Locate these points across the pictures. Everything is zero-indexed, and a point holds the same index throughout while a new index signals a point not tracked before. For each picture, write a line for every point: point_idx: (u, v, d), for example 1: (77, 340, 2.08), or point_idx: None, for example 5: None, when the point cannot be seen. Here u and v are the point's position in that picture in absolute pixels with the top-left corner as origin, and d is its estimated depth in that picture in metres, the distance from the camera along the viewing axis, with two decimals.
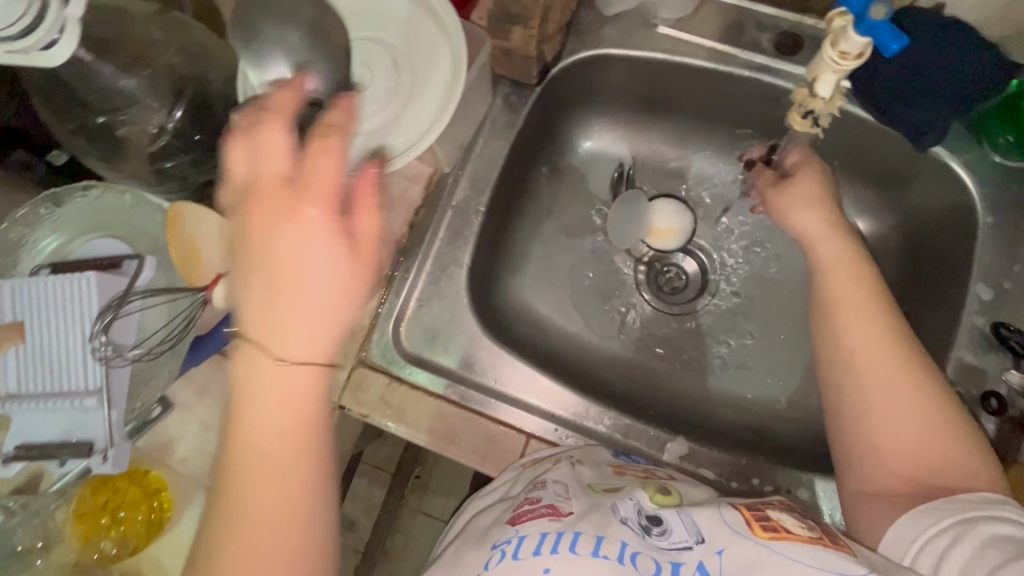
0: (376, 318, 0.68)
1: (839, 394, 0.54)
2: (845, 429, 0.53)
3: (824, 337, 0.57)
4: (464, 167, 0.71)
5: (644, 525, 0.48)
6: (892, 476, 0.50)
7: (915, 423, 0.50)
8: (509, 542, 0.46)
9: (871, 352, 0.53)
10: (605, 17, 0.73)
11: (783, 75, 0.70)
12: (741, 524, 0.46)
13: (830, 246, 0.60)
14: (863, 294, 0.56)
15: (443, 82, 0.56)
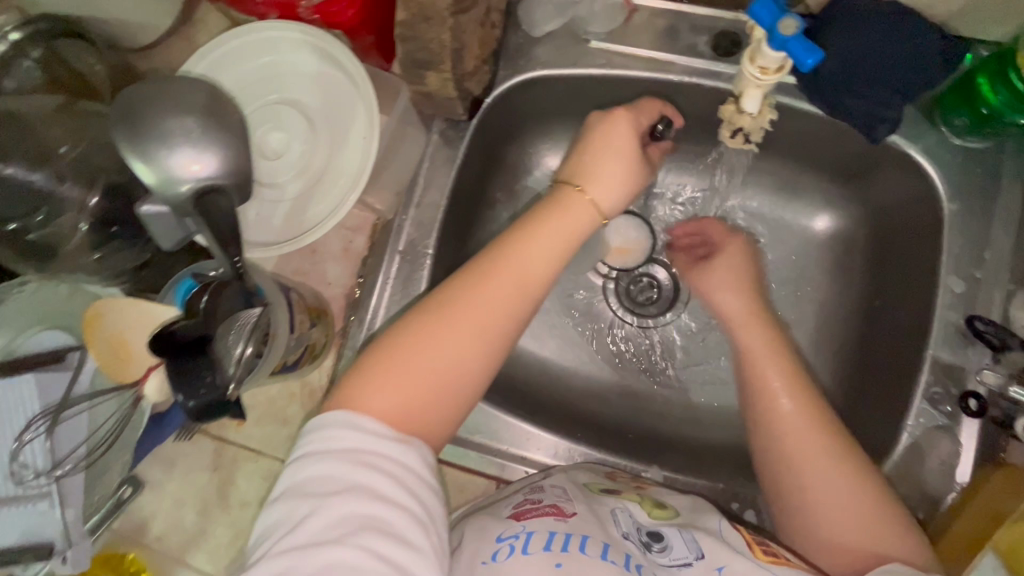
0: (334, 376, 0.67)
1: (775, 481, 0.56)
2: (788, 509, 0.55)
3: (761, 421, 0.58)
4: (407, 210, 0.69)
5: (645, 542, 0.55)
6: (835, 553, 0.52)
7: (858, 515, 0.52)
8: (517, 536, 0.51)
9: (799, 441, 0.55)
10: (534, 38, 0.70)
11: (723, 78, 0.67)
12: (741, 545, 0.53)
13: (755, 334, 0.63)
14: (790, 383, 0.59)
15: (361, 137, 0.55)
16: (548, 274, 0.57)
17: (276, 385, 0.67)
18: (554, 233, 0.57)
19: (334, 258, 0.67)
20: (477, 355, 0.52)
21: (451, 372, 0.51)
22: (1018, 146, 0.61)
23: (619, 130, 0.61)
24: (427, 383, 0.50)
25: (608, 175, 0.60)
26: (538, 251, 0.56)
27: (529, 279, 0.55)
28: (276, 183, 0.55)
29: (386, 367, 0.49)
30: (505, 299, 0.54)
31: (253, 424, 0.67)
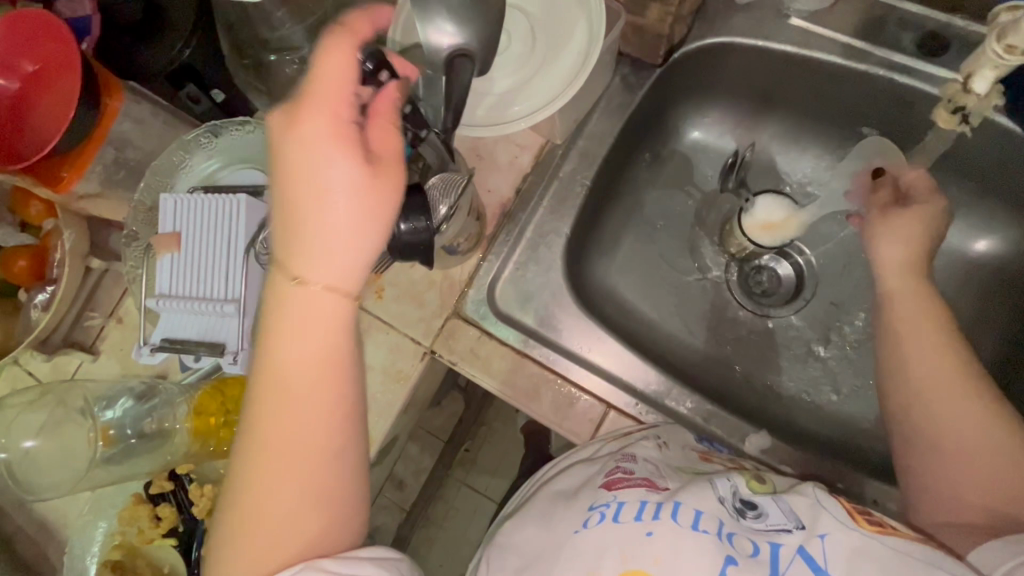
0: (475, 275, 0.71)
1: (910, 418, 0.57)
2: (917, 454, 0.56)
3: (894, 369, 0.59)
4: (575, 142, 0.73)
5: (739, 508, 0.49)
6: (968, 506, 0.52)
7: (990, 457, 0.52)
8: (608, 505, 0.48)
9: (942, 383, 0.55)
10: (735, 5, 0.72)
11: (924, 77, 0.66)
12: (843, 514, 0.47)
13: (901, 282, 0.61)
14: (926, 328, 0.58)
15: (576, 52, 0.58)
16: (334, 366, 0.43)
17: (420, 271, 0.72)
18: (298, 358, 0.42)
19: (500, 169, 0.73)
20: (303, 412, 0.43)
21: (303, 463, 0.44)
22: None
23: (316, 113, 0.40)
24: (274, 527, 0.43)
25: (338, 177, 0.40)
26: (292, 310, 0.41)
27: (289, 376, 0.43)
28: (489, 77, 0.59)
29: (257, 464, 0.44)
30: (290, 401, 0.43)
31: (391, 300, 0.72)
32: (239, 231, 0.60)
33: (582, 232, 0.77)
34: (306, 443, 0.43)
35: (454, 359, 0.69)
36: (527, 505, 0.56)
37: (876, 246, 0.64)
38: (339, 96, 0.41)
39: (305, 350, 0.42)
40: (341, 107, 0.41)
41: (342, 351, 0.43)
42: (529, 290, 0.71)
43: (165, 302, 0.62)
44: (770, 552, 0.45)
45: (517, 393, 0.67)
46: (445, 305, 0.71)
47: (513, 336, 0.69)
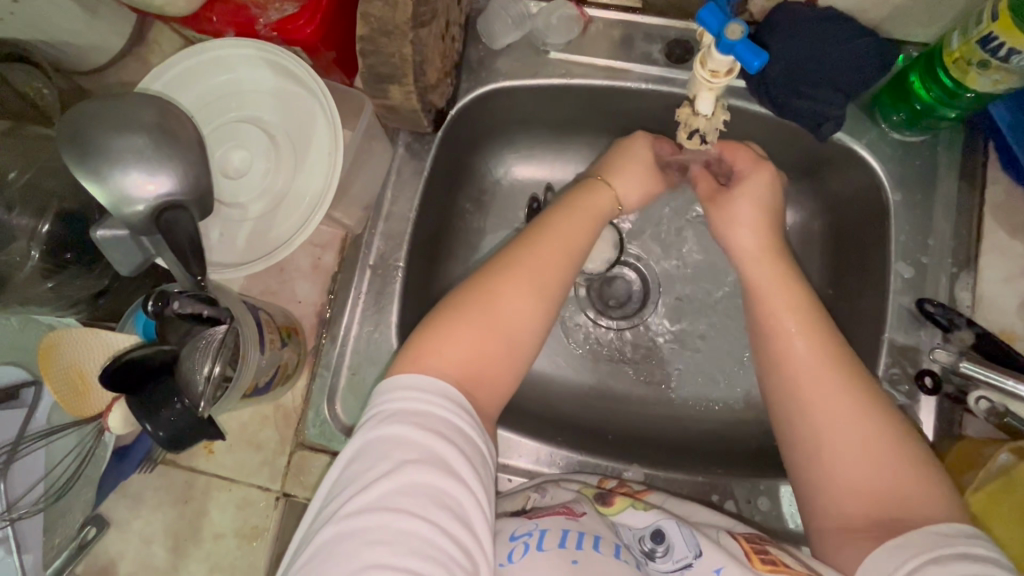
0: (308, 396, 0.65)
1: (791, 420, 0.53)
2: (803, 459, 0.52)
3: (771, 365, 0.56)
4: (376, 225, 0.69)
5: (648, 550, 0.52)
6: (855, 508, 0.48)
7: (879, 455, 0.48)
8: (531, 534, 0.50)
9: (819, 379, 0.52)
10: (494, 51, 0.71)
11: (679, 83, 0.69)
12: (739, 552, 0.49)
13: (761, 267, 0.61)
14: (798, 321, 0.56)
15: (324, 152, 0.54)
16: (565, 274, 0.56)
17: (248, 409, 0.65)
18: (584, 211, 0.61)
19: (305, 276, 0.68)
20: (537, 316, 0.54)
21: (519, 317, 0.53)
22: (953, 137, 0.65)
23: (552, 240, 0.57)
24: (472, 368, 0.50)
25: (646, 171, 0.66)
26: (570, 229, 0.58)
27: (569, 240, 0.58)
28: (239, 202, 0.54)
29: (469, 321, 0.51)
30: (533, 295, 0.54)
31: (224, 451, 0.65)
32: None
33: (417, 309, 0.73)
34: (534, 311, 0.53)
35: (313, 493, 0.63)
36: None
37: (732, 234, 0.64)
38: (539, 266, 0.55)
39: (517, 303, 0.53)
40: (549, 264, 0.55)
41: (562, 285, 0.56)
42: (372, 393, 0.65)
43: None
44: None
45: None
46: (285, 438, 0.65)
47: None
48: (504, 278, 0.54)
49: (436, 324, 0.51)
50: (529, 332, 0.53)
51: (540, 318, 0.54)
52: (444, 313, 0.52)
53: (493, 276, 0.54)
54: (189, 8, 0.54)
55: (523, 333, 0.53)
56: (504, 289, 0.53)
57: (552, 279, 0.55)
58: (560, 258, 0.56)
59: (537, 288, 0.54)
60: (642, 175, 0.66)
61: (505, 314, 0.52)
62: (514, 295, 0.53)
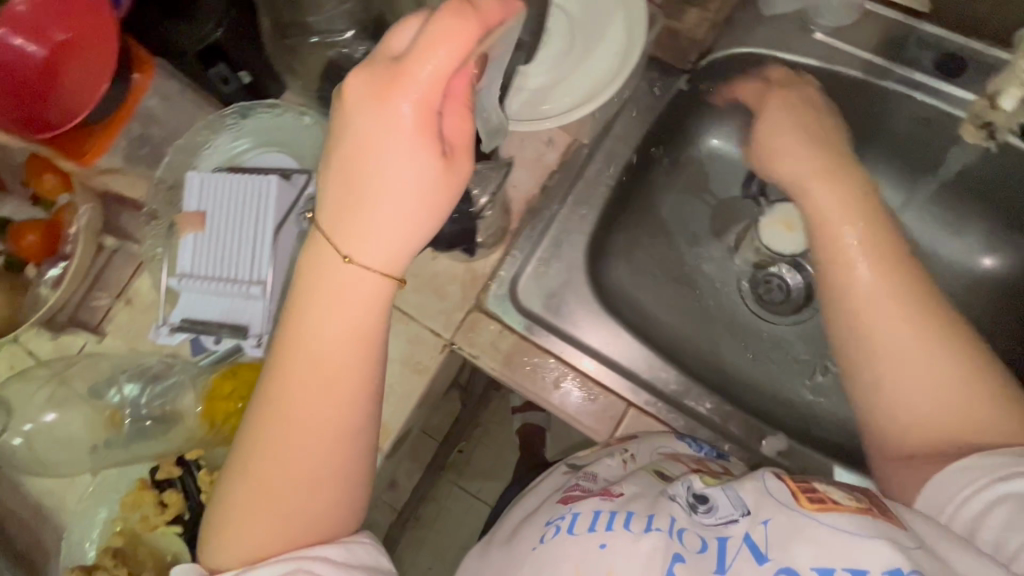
0: (498, 269, 0.71)
1: (850, 357, 0.55)
2: (865, 395, 0.54)
3: (834, 301, 0.57)
4: (600, 143, 0.74)
5: (690, 503, 0.49)
6: (924, 440, 0.51)
7: (926, 390, 0.51)
8: (563, 518, 0.49)
9: (882, 326, 0.53)
10: (761, 17, 0.74)
11: (942, 96, 0.69)
12: (785, 496, 0.46)
13: (845, 229, 0.59)
14: (867, 257, 0.56)
15: (613, 52, 0.59)
16: (363, 352, 0.41)
17: (443, 262, 0.72)
18: (360, 163, 0.37)
19: (525, 164, 0.73)
20: (348, 424, 0.42)
21: (317, 365, 0.41)
22: None
23: (334, 180, 0.38)
24: (291, 423, 0.42)
25: (400, 164, 0.36)
26: (356, 223, 0.38)
27: (327, 324, 0.40)
28: (528, 72, 0.60)
29: (258, 467, 0.43)
30: (313, 412, 0.41)
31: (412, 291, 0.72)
32: (271, 217, 0.59)
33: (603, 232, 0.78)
34: (390, 242, 0.38)
35: (476, 351, 0.69)
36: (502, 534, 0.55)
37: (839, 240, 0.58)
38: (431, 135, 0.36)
39: (405, 179, 0.37)
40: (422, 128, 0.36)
41: (367, 382, 0.42)
42: (551, 286, 0.72)
43: (188, 282, 0.61)
44: (716, 547, 0.45)
45: (546, 388, 0.67)
46: (467, 298, 0.71)
47: (535, 330, 0.69)
48: (355, 128, 0.37)
49: (274, 378, 0.42)
50: (370, 326, 0.41)
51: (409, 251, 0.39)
52: (274, 367, 0.42)
53: (365, 118, 0.36)
54: None
55: (356, 353, 0.41)
56: (387, 111, 0.36)
57: (453, 146, 0.38)
58: (393, 167, 0.36)
59: (383, 196, 0.37)
60: (400, 152, 0.36)
61: (343, 287, 0.39)
62: (336, 271, 0.39)
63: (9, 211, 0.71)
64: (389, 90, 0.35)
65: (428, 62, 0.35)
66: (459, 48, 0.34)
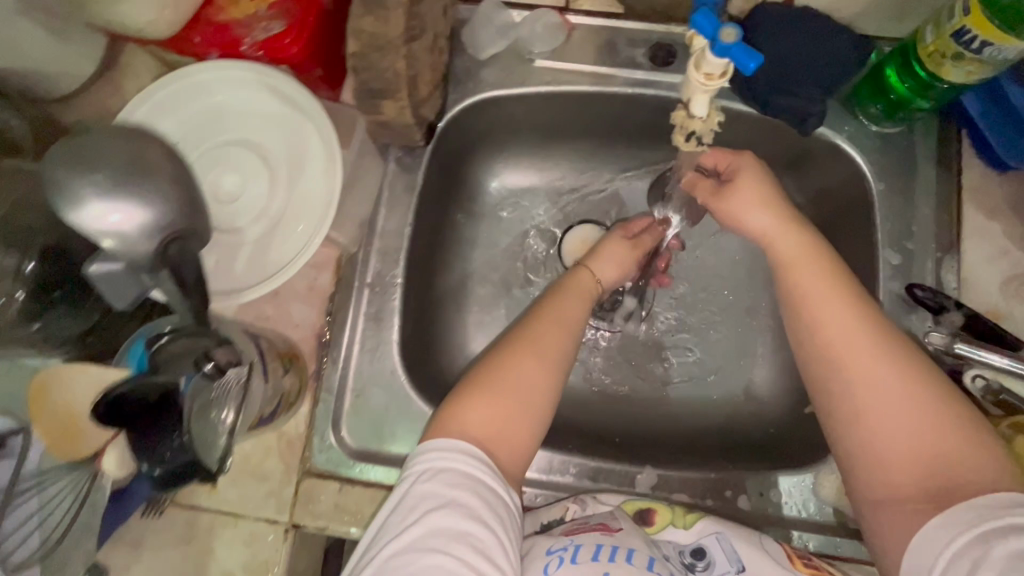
0: (312, 423, 0.63)
1: (829, 402, 0.54)
2: (847, 425, 0.52)
3: (805, 336, 0.56)
4: (371, 243, 0.68)
5: (688, 564, 0.55)
6: (907, 483, 0.49)
7: (902, 406, 0.50)
8: (566, 548, 0.51)
9: (872, 384, 0.52)
10: (480, 61, 0.71)
11: (666, 86, 0.70)
12: (781, 557, 0.54)
13: (788, 243, 0.59)
14: (830, 288, 0.56)
15: (321, 167, 0.53)
16: (545, 399, 0.57)
17: (249, 440, 0.63)
18: (569, 299, 0.65)
19: (300, 298, 0.65)
20: (546, 380, 0.58)
21: (525, 391, 0.57)
22: (928, 128, 0.67)
23: (548, 332, 0.61)
24: (504, 410, 0.55)
25: (562, 342, 0.61)
26: (547, 332, 0.61)
27: (524, 375, 0.57)
28: (237, 227, 0.53)
29: (484, 395, 0.55)
30: (537, 362, 0.58)
31: (227, 486, 0.62)
32: None
33: (418, 325, 0.72)
34: (559, 333, 0.61)
35: (322, 524, 0.61)
36: None
37: (794, 269, 0.58)
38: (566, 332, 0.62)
39: (567, 350, 0.61)
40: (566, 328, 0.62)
41: (542, 407, 0.57)
42: (378, 415, 0.65)
43: None
44: None
45: None
46: (290, 467, 0.62)
47: (377, 472, 0.63)
48: (540, 309, 0.63)
49: (462, 395, 0.56)
50: (562, 352, 0.60)
51: (560, 364, 0.59)
52: (487, 372, 0.57)
53: (549, 312, 0.62)
54: (169, 31, 0.51)
55: (546, 375, 0.58)
56: (570, 287, 0.66)
57: (565, 317, 0.63)
58: (569, 308, 0.64)
59: (543, 342, 0.60)
60: (618, 258, 0.71)
61: (523, 348, 0.59)
62: (549, 340, 0.60)
63: None
64: (561, 294, 0.65)
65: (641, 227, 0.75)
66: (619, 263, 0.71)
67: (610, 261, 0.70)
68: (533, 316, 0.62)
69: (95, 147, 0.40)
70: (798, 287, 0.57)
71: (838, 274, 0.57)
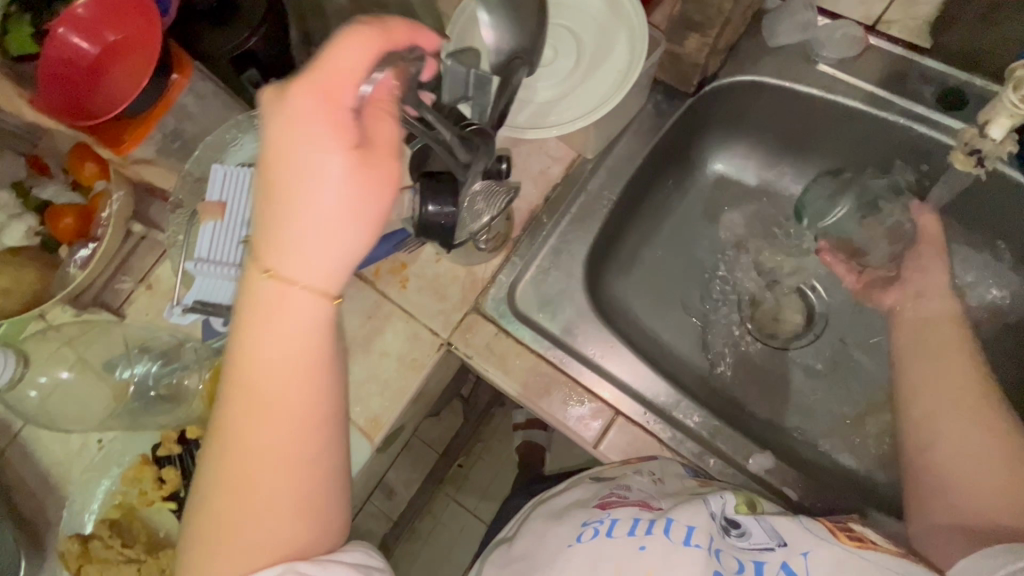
0: (497, 275, 0.74)
1: (920, 437, 0.59)
2: (924, 464, 0.57)
3: (912, 382, 0.62)
4: (604, 159, 0.77)
5: (724, 526, 0.52)
6: (958, 514, 0.53)
7: (972, 459, 0.54)
8: (602, 522, 0.51)
9: (955, 436, 0.56)
10: (766, 48, 0.76)
11: (939, 127, 0.70)
12: (824, 532, 0.50)
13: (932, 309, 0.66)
14: (944, 352, 0.62)
15: (617, 70, 0.63)
16: (324, 470, 0.43)
17: (445, 263, 0.75)
18: (300, 321, 0.38)
19: (530, 177, 0.76)
20: (305, 450, 0.41)
21: (288, 492, 0.41)
22: None
23: (277, 392, 0.39)
24: (259, 534, 0.41)
25: (293, 400, 0.40)
26: (273, 410, 0.40)
27: (265, 475, 0.40)
28: (536, 86, 0.64)
29: (218, 518, 0.41)
30: (276, 427, 0.40)
31: (413, 292, 0.74)
32: None
33: (604, 248, 0.79)
34: (285, 393, 0.40)
35: (471, 351, 0.71)
36: (520, 534, 0.58)
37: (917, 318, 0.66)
38: (308, 365, 0.40)
39: (288, 390, 0.40)
40: (310, 361, 0.40)
41: (329, 471, 0.43)
42: (550, 295, 0.73)
43: (202, 266, 0.64)
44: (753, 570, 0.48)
45: (565, 404, 0.68)
46: (467, 300, 0.73)
47: (527, 335, 0.71)
48: (246, 373, 0.39)
49: (202, 554, 0.41)
50: (302, 422, 0.40)
51: (300, 426, 0.40)
52: (210, 491, 0.41)
53: (249, 362, 0.39)
54: None
55: (295, 450, 0.41)
56: (252, 295, 0.38)
57: (310, 343, 0.39)
58: (281, 328, 0.38)
59: (268, 411, 0.40)
60: (367, 158, 0.36)
61: (233, 451, 0.40)
62: (262, 420, 0.40)
63: (47, 194, 0.76)
64: (261, 276, 0.37)
65: (369, 75, 0.36)
66: (382, 172, 0.37)
67: (319, 178, 0.35)
68: (234, 381, 0.40)
69: None
70: (926, 344, 0.64)
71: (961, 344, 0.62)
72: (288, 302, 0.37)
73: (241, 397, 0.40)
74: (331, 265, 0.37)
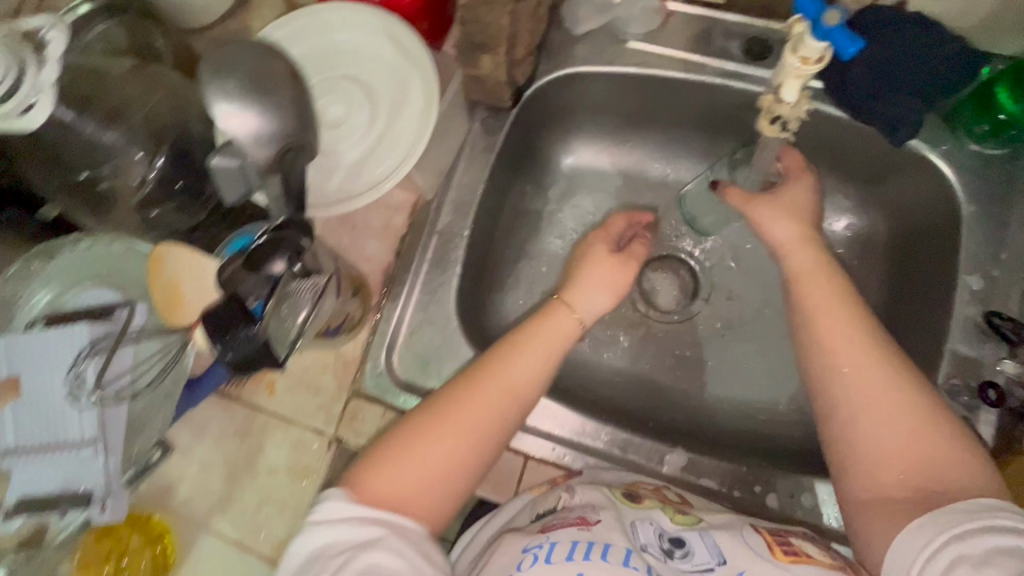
0: (368, 349, 0.68)
1: (830, 401, 0.53)
2: (836, 432, 0.52)
3: (808, 345, 0.56)
4: (446, 193, 0.72)
5: (666, 548, 0.50)
6: (884, 489, 0.48)
7: (885, 420, 0.49)
8: (541, 546, 0.48)
9: (862, 397, 0.51)
10: (574, 37, 0.73)
11: (755, 80, 0.70)
12: (762, 549, 0.49)
13: (803, 256, 0.61)
14: (835, 305, 0.56)
15: (417, 112, 0.58)
16: (475, 460, 0.54)
17: (309, 354, 0.68)
18: (547, 344, 0.60)
19: (373, 234, 0.70)
20: (469, 434, 0.53)
21: (430, 474, 0.52)
22: None
23: (477, 407, 0.54)
24: (404, 496, 0.50)
25: (485, 414, 0.54)
26: (477, 410, 0.54)
27: (416, 461, 0.51)
28: (335, 151, 0.58)
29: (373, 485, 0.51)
30: (450, 429, 0.53)
31: (284, 394, 0.67)
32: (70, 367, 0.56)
33: (474, 282, 0.75)
34: (529, 385, 0.57)
35: (362, 441, 0.65)
36: None
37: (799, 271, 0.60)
38: (519, 392, 0.56)
39: (488, 401, 0.55)
40: (512, 393, 0.56)
41: (487, 455, 0.55)
42: (429, 354, 0.69)
43: (14, 458, 0.55)
44: None
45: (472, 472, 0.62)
46: (343, 386, 0.67)
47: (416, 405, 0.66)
48: (479, 395, 0.55)
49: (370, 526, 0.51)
50: (484, 422, 0.54)
51: (489, 420, 0.55)
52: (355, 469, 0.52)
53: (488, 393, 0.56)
54: None
55: (472, 440, 0.54)
56: (465, 392, 0.56)
57: (544, 364, 0.58)
58: (478, 401, 0.55)
59: (450, 423, 0.53)
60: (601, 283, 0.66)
61: (395, 453, 0.51)
62: (444, 430, 0.53)
63: None
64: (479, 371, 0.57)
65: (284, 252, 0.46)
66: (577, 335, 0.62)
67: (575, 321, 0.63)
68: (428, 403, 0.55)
69: (235, 54, 0.47)
70: (812, 300, 0.57)
71: (841, 290, 0.57)
72: (525, 385, 0.57)
73: (428, 410, 0.54)
74: (563, 323, 0.61)
